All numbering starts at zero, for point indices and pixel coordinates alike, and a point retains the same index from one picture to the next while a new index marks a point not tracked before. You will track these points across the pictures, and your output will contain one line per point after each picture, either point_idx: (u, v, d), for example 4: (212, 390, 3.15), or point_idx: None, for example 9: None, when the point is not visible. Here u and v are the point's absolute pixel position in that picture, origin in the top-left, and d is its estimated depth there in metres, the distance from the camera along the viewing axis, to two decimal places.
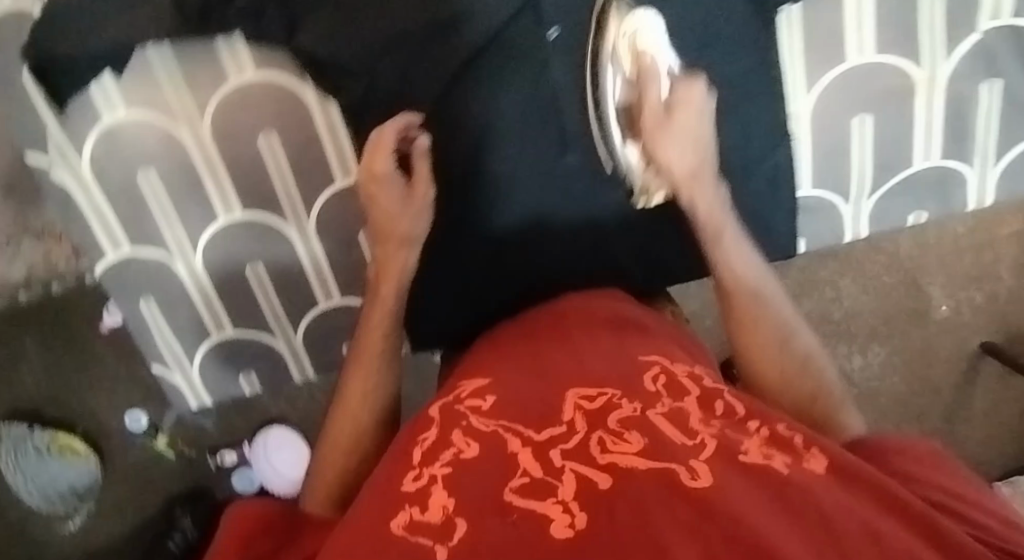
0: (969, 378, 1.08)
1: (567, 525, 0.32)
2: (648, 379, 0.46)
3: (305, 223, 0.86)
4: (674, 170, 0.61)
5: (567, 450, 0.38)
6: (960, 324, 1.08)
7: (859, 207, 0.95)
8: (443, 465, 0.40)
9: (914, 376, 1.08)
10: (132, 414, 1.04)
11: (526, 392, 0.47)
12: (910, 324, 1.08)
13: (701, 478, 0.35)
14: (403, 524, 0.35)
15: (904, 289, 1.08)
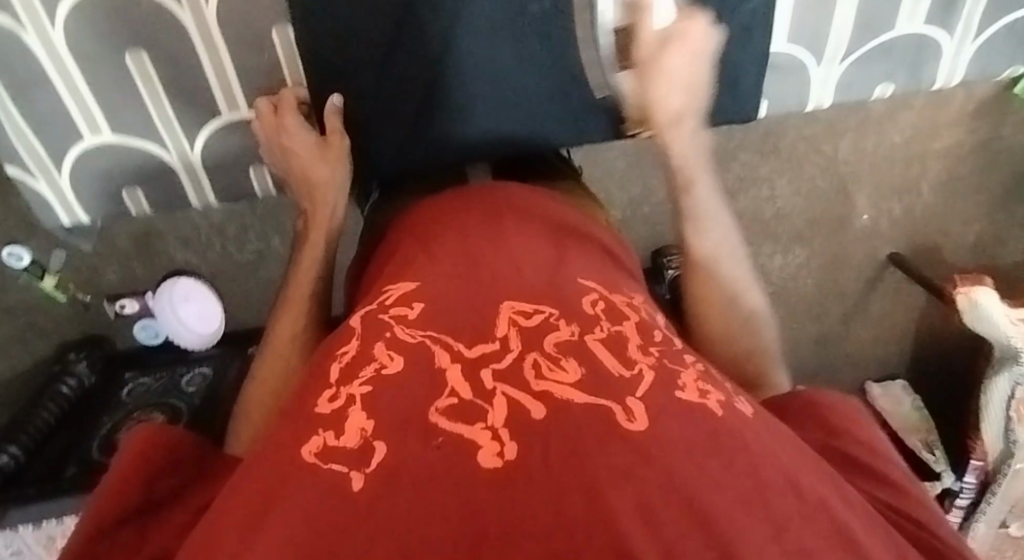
0: (872, 283, 1.13)
1: (496, 454, 0.28)
2: (587, 302, 0.43)
3: (201, 8, 0.70)
4: (663, 102, 0.61)
5: (500, 370, 0.34)
6: (876, 234, 1.09)
7: (829, 72, 0.89)
8: (362, 383, 0.35)
9: (826, 279, 1.12)
10: (12, 250, 0.88)
11: (455, 299, 0.42)
12: (831, 229, 1.08)
13: (637, 421, 0.31)
14: (315, 451, 0.31)
15: (833, 195, 1.05)
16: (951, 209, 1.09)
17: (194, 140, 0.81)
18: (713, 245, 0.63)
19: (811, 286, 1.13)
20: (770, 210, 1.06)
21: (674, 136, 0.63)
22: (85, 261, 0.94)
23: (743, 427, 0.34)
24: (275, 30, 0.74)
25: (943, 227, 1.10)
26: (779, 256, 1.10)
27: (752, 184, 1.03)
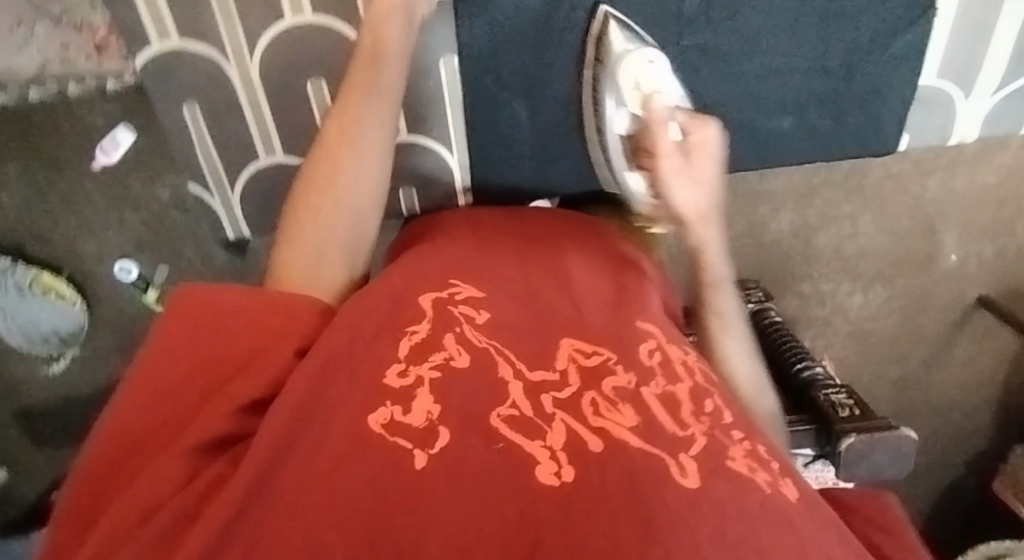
0: (958, 326, 1.05)
1: (552, 473, 0.33)
2: (645, 350, 0.46)
3: None
4: (686, 210, 0.62)
5: (560, 399, 0.39)
6: (963, 275, 1.00)
7: (978, 106, 0.85)
8: (431, 367, 0.40)
9: (908, 320, 1.04)
10: (124, 263, 0.96)
11: (520, 328, 0.46)
12: (914, 269, 0.99)
13: (690, 477, 0.34)
14: (381, 422, 0.36)
15: (920, 233, 0.97)
16: None
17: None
18: (727, 333, 0.64)
19: (892, 325, 1.04)
20: (852, 247, 0.98)
21: (699, 232, 0.63)
22: (187, 274, 1.00)
23: (786, 505, 0.35)
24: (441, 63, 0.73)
25: None
26: (859, 294, 1.02)
27: (834, 221, 0.95)
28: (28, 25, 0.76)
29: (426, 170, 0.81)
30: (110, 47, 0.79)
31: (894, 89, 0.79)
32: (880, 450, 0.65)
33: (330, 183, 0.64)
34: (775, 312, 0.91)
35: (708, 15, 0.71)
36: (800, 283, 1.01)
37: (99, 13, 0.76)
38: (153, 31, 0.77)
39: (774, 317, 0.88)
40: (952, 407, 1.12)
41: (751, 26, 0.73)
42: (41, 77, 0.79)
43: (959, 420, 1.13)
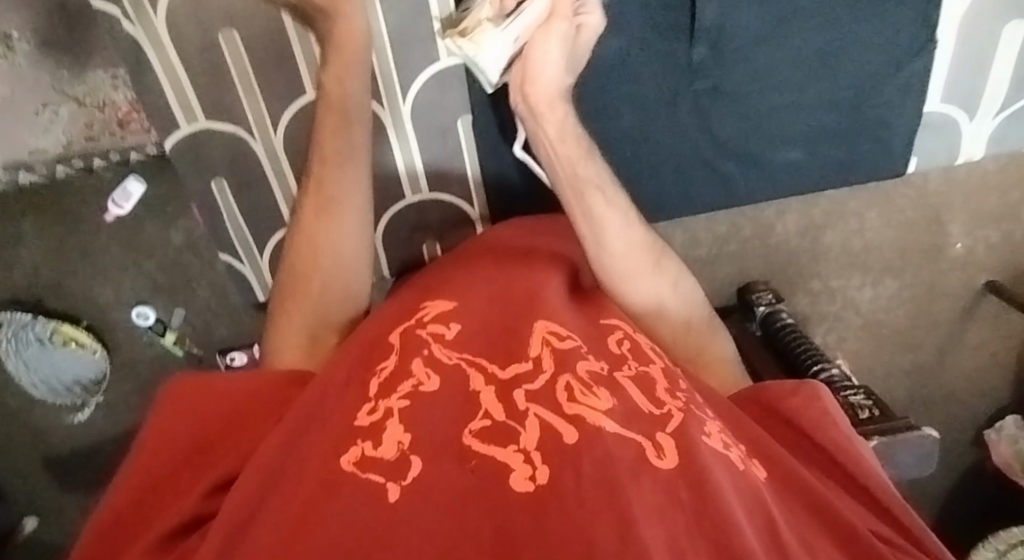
0: (969, 313, 1.04)
1: (528, 477, 0.34)
2: (613, 342, 0.50)
3: (399, 107, 0.75)
4: (540, 85, 0.57)
5: (532, 391, 0.40)
6: (971, 263, 1.00)
7: (981, 127, 0.89)
8: (400, 396, 0.42)
9: (918, 310, 1.03)
10: (140, 309, 0.97)
11: (486, 337, 0.47)
12: (922, 260, 0.99)
13: (668, 457, 0.38)
14: (354, 460, 0.37)
15: (925, 224, 0.96)
16: None
17: (379, 220, 0.83)
18: (607, 203, 0.61)
19: (903, 317, 1.04)
20: (858, 243, 0.98)
21: (546, 117, 0.59)
22: (205, 315, 1.02)
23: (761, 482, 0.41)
24: (460, 120, 0.77)
25: None
26: (868, 288, 1.01)
27: (840, 218, 0.95)
28: (53, 108, 0.78)
29: (449, 217, 0.84)
30: (133, 122, 0.81)
31: (902, 119, 0.77)
32: (902, 449, 0.64)
33: (317, 265, 0.69)
34: (787, 313, 0.91)
35: (719, 58, 0.71)
36: (809, 280, 1.00)
37: (121, 91, 0.78)
38: (181, 116, 0.80)
39: (786, 318, 0.88)
40: (971, 395, 1.11)
41: (763, 64, 0.72)
42: (67, 153, 0.83)
43: (975, 406, 1.12)
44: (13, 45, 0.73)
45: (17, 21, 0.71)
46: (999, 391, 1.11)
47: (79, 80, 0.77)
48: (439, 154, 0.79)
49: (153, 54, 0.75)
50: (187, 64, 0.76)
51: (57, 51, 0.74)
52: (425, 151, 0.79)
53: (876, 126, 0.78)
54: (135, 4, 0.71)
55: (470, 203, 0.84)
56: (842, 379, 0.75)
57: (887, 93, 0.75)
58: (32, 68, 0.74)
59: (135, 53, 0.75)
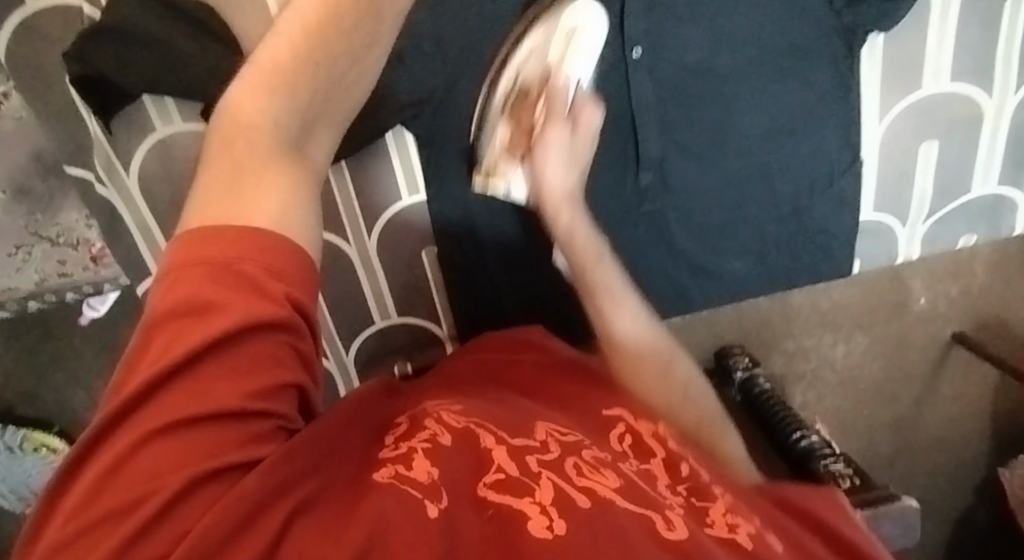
0: (940, 364, 1.07)
1: (545, 526, 0.34)
2: (614, 434, 0.46)
3: (366, 242, 0.74)
4: (547, 185, 0.58)
5: (544, 460, 0.39)
6: (935, 316, 1.03)
7: (914, 231, 0.92)
8: (422, 440, 0.40)
9: (890, 364, 1.06)
10: None
11: (503, 411, 0.46)
12: (889, 317, 1.02)
13: (677, 530, 0.37)
14: (389, 475, 0.36)
15: (888, 282, 0.99)
16: (1005, 290, 1.03)
17: (350, 345, 0.82)
18: (614, 299, 0.60)
19: (878, 371, 1.07)
20: (827, 303, 1.00)
21: (558, 214, 0.59)
22: None
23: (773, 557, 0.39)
24: (425, 252, 0.76)
25: (1010, 307, 1.04)
26: (842, 344, 1.04)
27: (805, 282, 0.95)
28: (24, 247, 0.66)
29: (422, 337, 0.83)
30: (109, 257, 0.72)
31: (839, 229, 0.78)
32: (892, 519, 0.67)
33: (293, 90, 0.42)
34: (763, 376, 0.92)
35: (665, 185, 0.72)
36: (783, 342, 1.03)
37: (97, 231, 0.70)
38: (152, 261, 0.77)
39: (763, 384, 0.90)
40: (953, 443, 1.13)
41: (705, 188, 0.73)
42: (39, 291, 0.69)
43: (957, 453, 1.14)
44: None
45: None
46: (979, 434, 1.13)
47: (51, 220, 0.67)
48: (408, 284, 0.78)
49: (128, 213, 0.73)
50: (158, 215, 0.73)
51: (24, 193, 0.64)
52: (395, 281, 0.78)
53: (821, 235, 0.78)
54: (108, 166, 0.69)
55: (439, 323, 0.83)
56: (824, 447, 0.77)
57: (821, 208, 0.76)
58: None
59: (109, 214, 0.72)
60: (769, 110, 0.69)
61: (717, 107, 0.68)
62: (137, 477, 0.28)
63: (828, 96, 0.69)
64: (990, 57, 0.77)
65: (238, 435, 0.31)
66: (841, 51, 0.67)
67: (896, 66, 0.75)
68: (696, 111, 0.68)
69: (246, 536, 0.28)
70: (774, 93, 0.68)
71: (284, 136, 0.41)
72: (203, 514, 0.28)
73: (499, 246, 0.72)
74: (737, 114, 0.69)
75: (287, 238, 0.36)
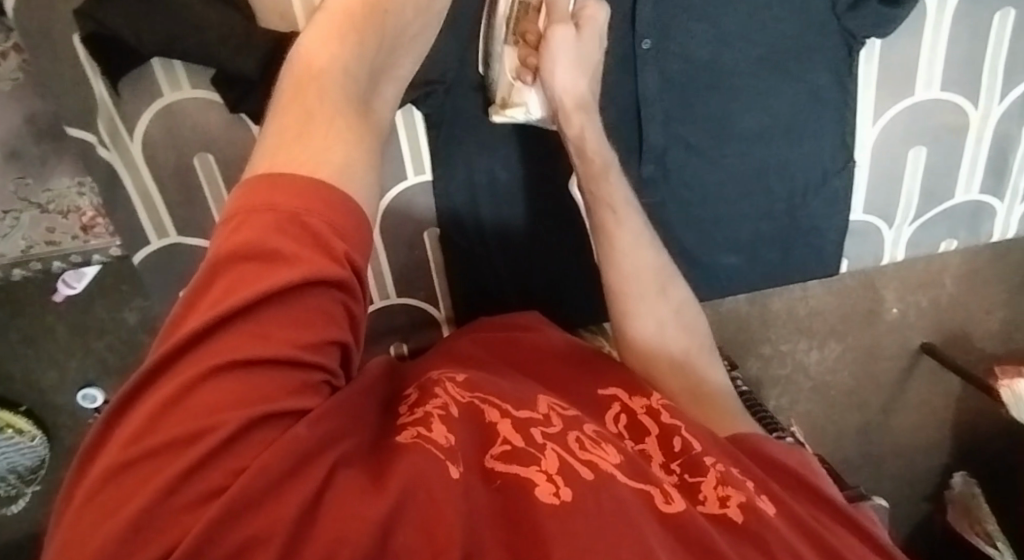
0: (908, 373, 1.11)
1: (553, 493, 0.35)
2: (610, 422, 0.48)
3: (369, 219, 0.75)
4: (560, 92, 0.58)
5: (548, 432, 0.41)
6: (906, 325, 1.07)
7: (900, 234, 0.94)
8: (436, 406, 0.40)
9: (861, 370, 1.10)
10: (86, 391, 0.94)
11: (507, 387, 0.47)
12: (863, 324, 1.05)
13: (674, 503, 0.39)
14: (412, 437, 0.36)
15: (862, 291, 1.02)
16: (973, 304, 1.06)
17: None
18: (618, 223, 0.61)
19: (849, 378, 1.10)
20: (804, 309, 1.02)
21: (574, 121, 0.58)
22: None
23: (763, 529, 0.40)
24: (427, 235, 0.76)
25: (975, 321, 1.08)
26: (816, 351, 1.07)
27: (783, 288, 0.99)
28: (14, 213, 0.74)
29: (417, 319, 0.84)
30: (97, 226, 0.77)
31: (830, 228, 0.82)
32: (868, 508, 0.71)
33: (359, 45, 0.46)
34: (741, 377, 0.95)
35: (665, 176, 0.74)
36: (761, 346, 1.06)
37: (88, 197, 0.75)
38: (151, 232, 0.75)
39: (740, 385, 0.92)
40: (916, 450, 1.17)
41: (704, 181, 0.75)
42: (26, 258, 0.77)
43: (919, 460, 1.18)
44: None
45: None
46: (940, 443, 1.17)
47: (44, 187, 0.74)
48: (406, 265, 0.79)
49: (129, 180, 0.71)
50: (161, 184, 0.72)
51: (23, 160, 0.72)
52: (394, 261, 0.78)
53: (809, 231, 0.82)
54: (110, 128, 0.67)
55: (436, 306, 0.83)
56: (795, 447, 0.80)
57: (814, 204, 0.79)
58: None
59: (109, 179, 0.70)
60: (769, 110, 0.72)
61: (719, 101, 0.70)
62: (192, 415, 0.29)
63: (823, 99, 0.72)
64: (976, 68, 0.80)
65: (288, 384, 0.32)
66: (841, 56, 0.70)
67: (890, 72, 0.78)
68: (702, 102, 0.70)
69: (291, 485, 0.29)
70: (772, 93, 0.71)
71: (353, 89, 0.44)
72: (253, 457, 0.29)
73: (500, 229, 0.74)
74: (738, 110, 0.71)
75: (345, 195, 0.37)
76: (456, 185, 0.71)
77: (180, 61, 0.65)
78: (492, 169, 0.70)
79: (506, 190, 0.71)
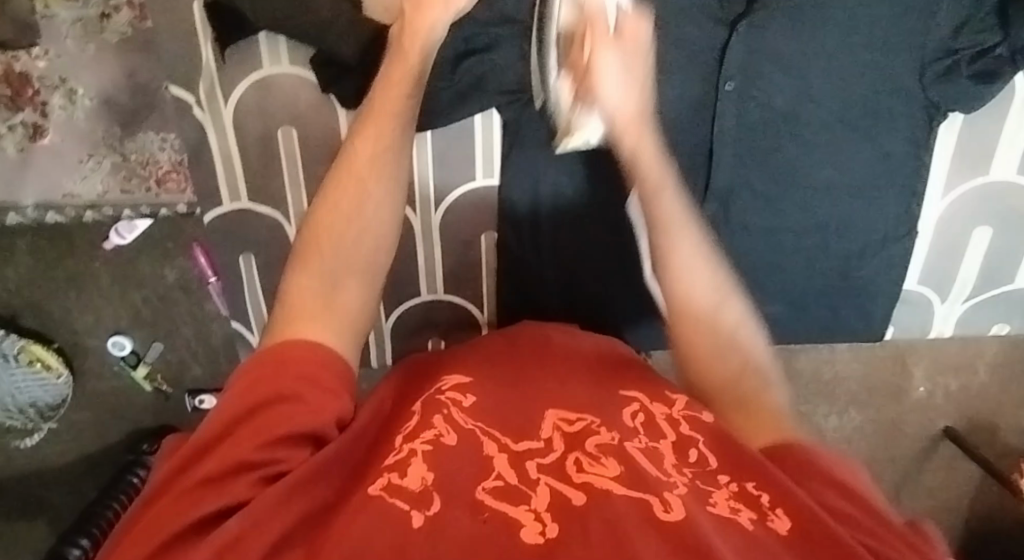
0: (925, 455, 1.07)
1: (539, 532, 0.34)
2: (627, 415, 0.46)
3: (432, 216, 0.78)
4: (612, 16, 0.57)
5: (543, 463, 0.40)
6: (930, 407, 1.04)
7: (951, 310, 0.93)
8: (423, 441, 0.41)
9: (878, 447, 1.06)
10: (116, 338, 0.98)
11: (506, 415, 0.46)
12: (886, 400, 1.04)
13: (674, 512, 0.36)
14: (382, 485, 0.37)
15: (891, 364, 1.01)
16: (1002, 396, 1.04)
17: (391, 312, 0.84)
18: (666, 202, 0.55)
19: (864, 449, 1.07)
20: (828, 372, 1.02)
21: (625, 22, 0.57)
22: (178, 354, 1.00)
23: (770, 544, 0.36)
24: (484, 236, 0.80)
25: (1005, 413, 1.04)
26: (834, 417, 1.05)
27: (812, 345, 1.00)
28: (97, 158, 0.81)
29: (455, 321, 0.85)
30: (170, 180, 0.83)
31: (883, 294, 0.80)
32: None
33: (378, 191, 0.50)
34: None
35: (726, 218, 0.75)
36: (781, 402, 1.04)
37: (167, 152, 0.81)
38: (225, 192, 0.79)
39: None
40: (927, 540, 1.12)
41: (768, 232, 0.76)
42: (100, 202, 0.84)
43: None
44: (77, 101, 0.78)
45: (87, 81, 0.78)
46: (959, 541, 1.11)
47: (130, 137, 0.81)
48: (458, 266, 0.81)
49: (216, 141, 0.76)
50: (243, 151, 0.76)
51: (117, 111, 0.79)
52: (448, 262, 0.81)
53: (858, 293, 0.81)
54: (210, 94, 0.73)
55: (480, 307, 0.85)
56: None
57: (867, 271, 0.79)
58: (89, 122, 0.79)
59: (199, 137, 0.77)
60: (839, 172, 0.73)
61: (795, 155, 0.72)
62: (156, 514, 0.35)
63: (898, 166, 0.73)
64: None
65: (245, 482, 0.36)
66: (921, 123, 0.70)
67: (969, 147, 0.79)
68: (778, 150, 0.72)
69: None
70: (847, 154, 0.72)
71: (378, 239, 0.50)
72: (188, 553, 0.32)
73: (554, 241, 0.76)
74: (810, 168, 0.73)
75: (333, 354, 0.43)
76: (522, 193, 0.74)
77: (284, 37, 0.70)
78: (559, 183, 0.73)
79: (569, 206, 0.74)
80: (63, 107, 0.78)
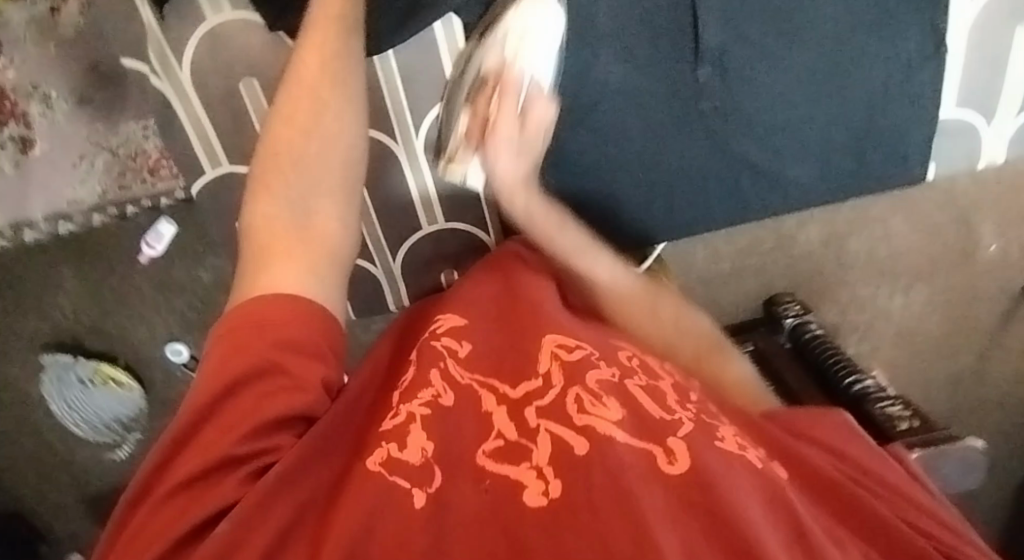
0: (1008, 317, 0.96)
1: (541, 493, 0.30)
2: (623, 354, 0.43)
3: (414, 145, 0.69)
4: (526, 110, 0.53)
5: (544, 407, 0.36)
6: (1006, 266, 0.94)
7: (1003, 128, 0.83)
8: (420, 404, 0.38)
9: (952, 317, 0.95)
10: (173, 344, 0.93)
11: (503, 357, 0.42)
12: (954, 266, 0.94)
13: (678, 463, 0.32)
14: (381, 459, 0.34)
15: (954, 226, 0.92)
16: None
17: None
18: (594, 261, 0.57)
19: (937, 326, 0.95)
20: (886, 250, 0.94)
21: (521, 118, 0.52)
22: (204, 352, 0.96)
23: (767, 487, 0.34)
24: None
25: None
26: (898, 295, 0.95)
27: (864, 226, 0.92)
28: (88, 159, 0.76)
29: (467, 251, 0.77)
30: (162, 169, 0.78)
31: (914, 130, 0.72)
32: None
33: (337, 99, 0.40)
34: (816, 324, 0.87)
35: (724, 81, 0.66)
36: (837, 290, 0.95)
37: (153, 140, 0.76)
38: (205, 159, 0.77)
39: (815, 330, 0.84)
40: None
41: (774, 87, 0.67)
42: (103, 204, 0.80)
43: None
44: (53, 105, 0.73)
45: (56, 81, 0.72)
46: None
47: (112, 131, 0.75)
48: (458, 197, 0.73)
49: (180, 107, 0.73)
50: (212, 112, 0.73)
51: (92, 108, 0.74)
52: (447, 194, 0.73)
53: (888, 137, 0.72)
54: (163, 62, 0.70)
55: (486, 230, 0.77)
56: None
57: (896, 106, 0.69)
58: (70, 123, 0.74)
59: (163, 109, 0.73)
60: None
61: None
62: (138, 536, 0.30)
63: None
64: None
65: (229, 483, 0.30)
66: None
67: None
68: None
69: None
70: None
71: (346, 157, 0.41)
72: None
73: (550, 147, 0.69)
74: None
75: (311, 300, 0.36)
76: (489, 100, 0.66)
77: None
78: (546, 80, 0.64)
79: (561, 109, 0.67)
80: (43, 115, 0.73)
